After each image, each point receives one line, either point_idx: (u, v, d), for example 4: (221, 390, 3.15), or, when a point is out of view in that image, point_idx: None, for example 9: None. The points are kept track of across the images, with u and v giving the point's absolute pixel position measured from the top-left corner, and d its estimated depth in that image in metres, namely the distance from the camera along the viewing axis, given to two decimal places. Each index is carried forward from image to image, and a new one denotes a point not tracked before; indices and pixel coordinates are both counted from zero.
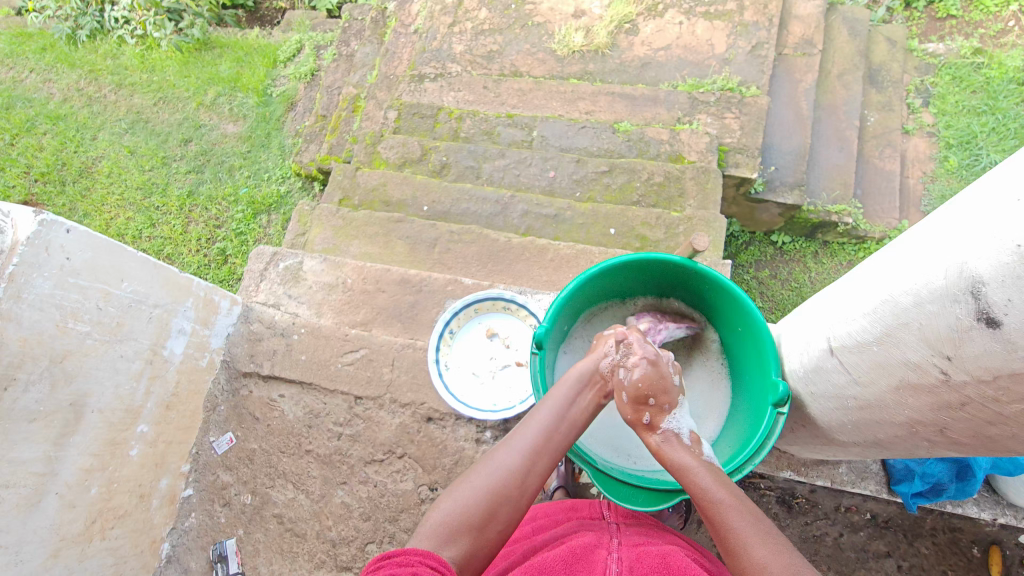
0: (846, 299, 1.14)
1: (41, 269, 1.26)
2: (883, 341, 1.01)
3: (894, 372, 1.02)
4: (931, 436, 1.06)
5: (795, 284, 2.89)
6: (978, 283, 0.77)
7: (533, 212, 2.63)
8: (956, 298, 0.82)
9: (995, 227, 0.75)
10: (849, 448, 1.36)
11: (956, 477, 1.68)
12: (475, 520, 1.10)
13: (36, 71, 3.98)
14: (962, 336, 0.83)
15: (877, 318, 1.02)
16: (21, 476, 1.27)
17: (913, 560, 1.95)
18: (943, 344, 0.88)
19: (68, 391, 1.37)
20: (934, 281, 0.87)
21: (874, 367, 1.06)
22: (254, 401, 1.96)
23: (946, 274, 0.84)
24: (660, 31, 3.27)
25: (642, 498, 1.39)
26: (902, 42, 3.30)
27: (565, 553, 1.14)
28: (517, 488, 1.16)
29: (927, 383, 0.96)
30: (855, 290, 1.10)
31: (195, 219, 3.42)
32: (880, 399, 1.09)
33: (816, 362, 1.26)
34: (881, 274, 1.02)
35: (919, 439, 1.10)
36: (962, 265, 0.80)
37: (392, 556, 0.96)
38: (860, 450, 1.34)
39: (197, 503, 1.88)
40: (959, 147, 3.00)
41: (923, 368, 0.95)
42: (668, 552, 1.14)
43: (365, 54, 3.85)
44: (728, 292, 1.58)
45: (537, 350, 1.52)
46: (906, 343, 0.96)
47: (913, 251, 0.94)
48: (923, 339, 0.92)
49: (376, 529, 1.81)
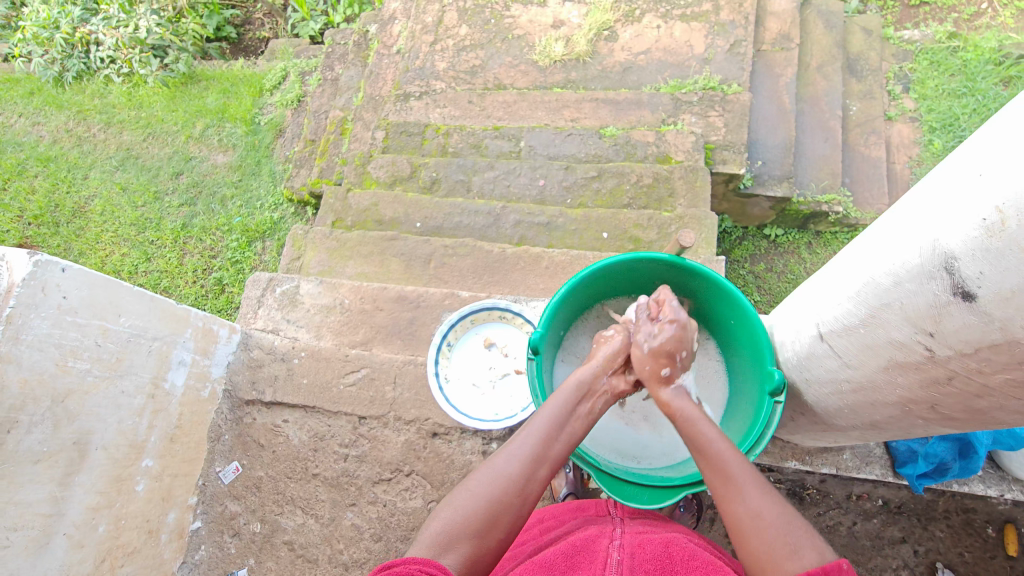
0: (830, 285, 1.15)
1: (39, 309, 1.26)
2: (868, 322, 1.02)
3: (882, 352, 1.02)
4: (925, 415, 1.06)
5: (791, 275, 2.90)
6: (951, 259, 0.79)
7: (526, 221, 2.65)
8: (932, 275, 0.83)
9: (964, 203, 0.76)
10: (851, 434, 1.36)
11: (959, 455, 1.68)
12: (475, 528, 1.10)
13: (25, 115, 4.01)
14: (941, 311, 0.84)
15: (861, 300, 1.02)
16: (28, 519, 1.26)
17: (929, 544, 1.93)
18: (923, 321, 0.88)
19: (71, 430, 1.36)
20: (910, 260, 0.88)
21: (862, 350, 1.07)
22: (258, 428, 1.96)
23: (921, 252, 0.85)
24: (639, 36, 3.32)
25: (646, 497, 1.38)
26: (877, 31, 3.35)
27: (567, 548, 1.15)
28: (517, 494, 1.17)
29: (913, 361, 0.96)
30: (838, 276, 1.12)
31: (190, 251, 3.43)
32: (872, 381, 1.09)
33: (808, 349, 1.26)
34: (861, 257, 1.04)
35: (915, 419, 1.11)
36: (936, 242, 0.82)
37: (397, 565, 0.97)
38: (863, 435, 1.35)
39: (206, 536, 1.85)
40: (941, 130, 3.04)
41: (908, 347, 0.95)
42: (670, 541, 1.15)
43: (349, 77, 3.89)
44: (718, 287, 1.59)
45: (533, 355, 1.54)
46: (890, 323, 0.97)
47: (890, 232, 0.96)
48: (905, 318, 0.93)
49: (388, 549, 1.79)
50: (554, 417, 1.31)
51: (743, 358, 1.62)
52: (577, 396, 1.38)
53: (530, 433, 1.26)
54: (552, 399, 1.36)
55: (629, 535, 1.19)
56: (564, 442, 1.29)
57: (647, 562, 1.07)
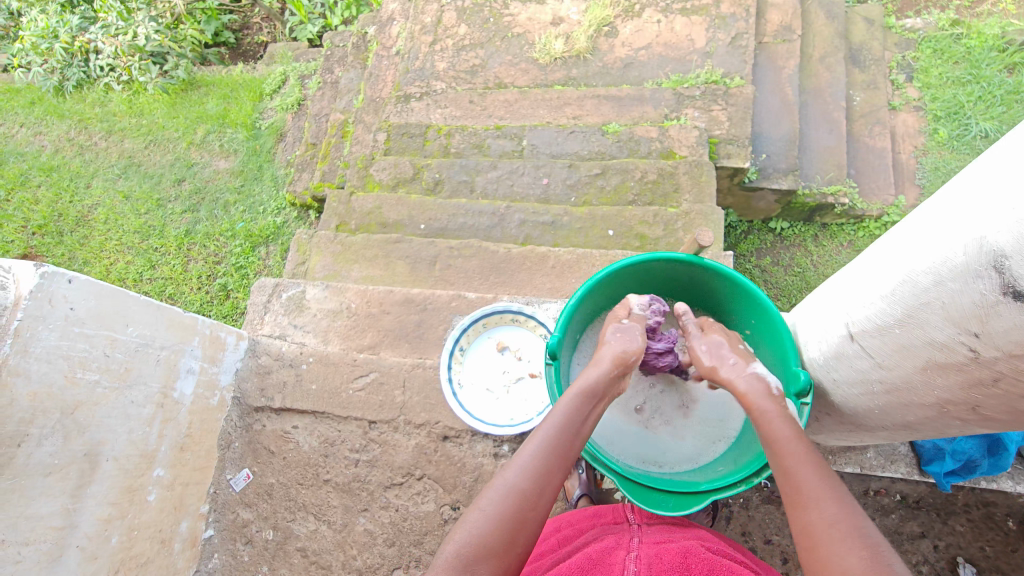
0: (863, 283, 1.13)
1: (46, 321, 1.26)
2: (904, 322, 1.01)
3: (919, 353, 1.01)
4: (963, 416, 1.05)
5: (798, 269, 2.87)
6: (1000, 256, 0.77)
7: (531, 220, 2.63)
8: (978, 274, 0.81)
9: (1013, 197, 0.74)
10: (878, 434, 1.34)
11: (987, 452, 1.67)
12: (495, 548, 1.06)
13: (26, 125, 4.01)
14: (986, 311, 0.82)
15: (897, 299, 1.01)
16: (40, 532, 1.26)
17: (949, 539, 1.92)
18: (968, 322, 0.87)
19: (81, 441, 1.35)
20: (953, 258, 0.87)
21: (897, 350, 1.05)
22: (268, 435, 1.95)
23: (966, 249, 0.83)
24: (639, 32, 3.30)
25: (671, 503, 1.38)
26: (879, 20, 3.32)
27: (584, 559, 1.15)
28: (535, 503, 1.13)
29: (955, 362, 0.94)
30: (872, 273, 1.10)
31: (194, 258, 3.43)
32: (907, 382, 1.08)
33: (837, 349, 1.25)
34: (899, 254, 1.02)
35: (951, 420, 1.09)
36: (982, 239, 0.80)
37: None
38: (890, 435, 1.33)
39: (219, 544, 1.85)
40: (947, 119, 3.01)
41: (949, 348, 0.93)
42: (688, 550, 1.13)
43: (349, 79, 3.87)
44: (740, 286, 1.57)
45: (552, 360, 1.51)
46: (930, 323, 0.95)
47: (929, 229, 0.94)
48: (948, 318, 0.91)
49: (402, 554, 1.79)
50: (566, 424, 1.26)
51: (766, 356, 1.59)
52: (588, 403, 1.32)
53: (542, 440, 1.21)
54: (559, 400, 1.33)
55: (647, 545, 1.19)
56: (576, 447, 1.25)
57: None
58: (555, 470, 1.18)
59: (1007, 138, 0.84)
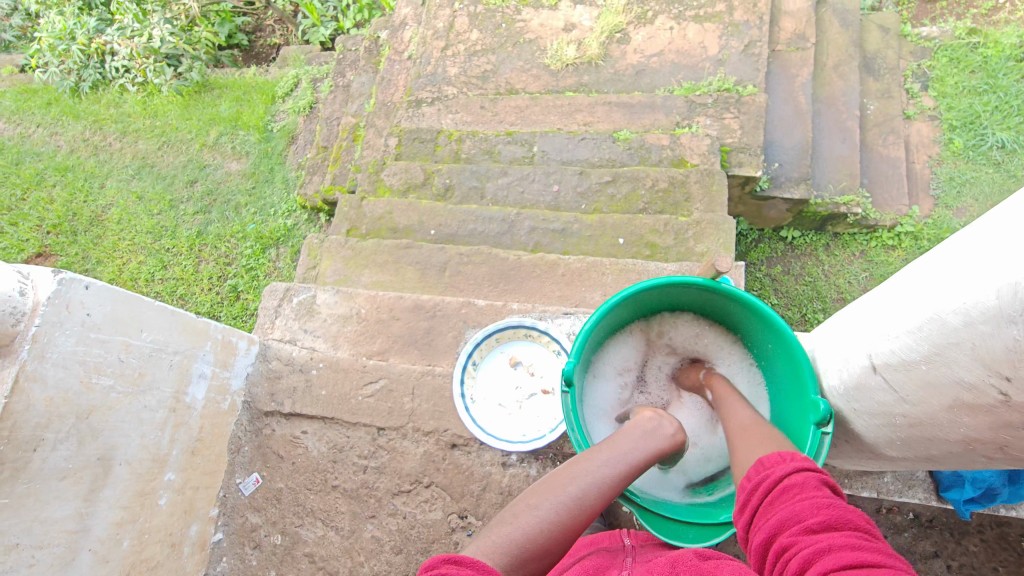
0: (887, 316, 1.12)
1: (63, 326, 1.27)
2: (931, 359, 0.99)
3: (946, 392, 1.00)
4: (990, 453, 1.04)
5: (809, 278, 2.85)
6: None
7: (541, 227, 2.63)
8: (1011, 319, 0.80)
9: None
10: (898, 462, 1.32)
11: (1008, 481, 1.64)
12: None
13: (43, 125, 4.07)
14: (1020, 357, 0.81)
15: (924, 336, 1.00)
16: (54, 536, 1.27)
17: (962, 559, 1.89)
18: (999, 365, 0.86)
19: (95, 446, 1.37)
20: (983, 301, 0.85)
21: (923, 387, 1.04)
22: (278, 440, 1.96)
23: (996, 294, 0.82)
24: (651, 38, 3.29)
25: (692, 534, 1.38)
26: (895, 29, 3.30)
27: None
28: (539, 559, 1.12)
29: (984, 403, 0.93)
30: (897, 307, 1.09)
31: (205, 259, 3.46)
32: (932, 417, 1.06)
33: (858, 380, 1.23)
34: (926, 290, 1.01)
35: (977, 456, 1.08)
36: (1014, 285, 0.78)
37: (466, 562, 0.97)
38: (909, 463, 1.31)
39: (227, 548, 1.86)
40: (963, 129, 2.98)
41: (979, 389, 0.92)
42: (676, 559, 1.13)
43: (361, 83, 3.89)
44: (757, 310, 1.55)
45: (567, 388, 1.51)
46: (958, 362, 0.94)
47: (957, 268, 0.93)
48: (978, 359, 0.90)
49: (408, 562, 1.79)
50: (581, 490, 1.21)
51: (785, 380, 1.57)
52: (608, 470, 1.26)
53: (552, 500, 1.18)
54: (597, 456, 1.28)
55: (639, 564, 1.20)
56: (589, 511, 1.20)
57: None
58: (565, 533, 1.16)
59: None
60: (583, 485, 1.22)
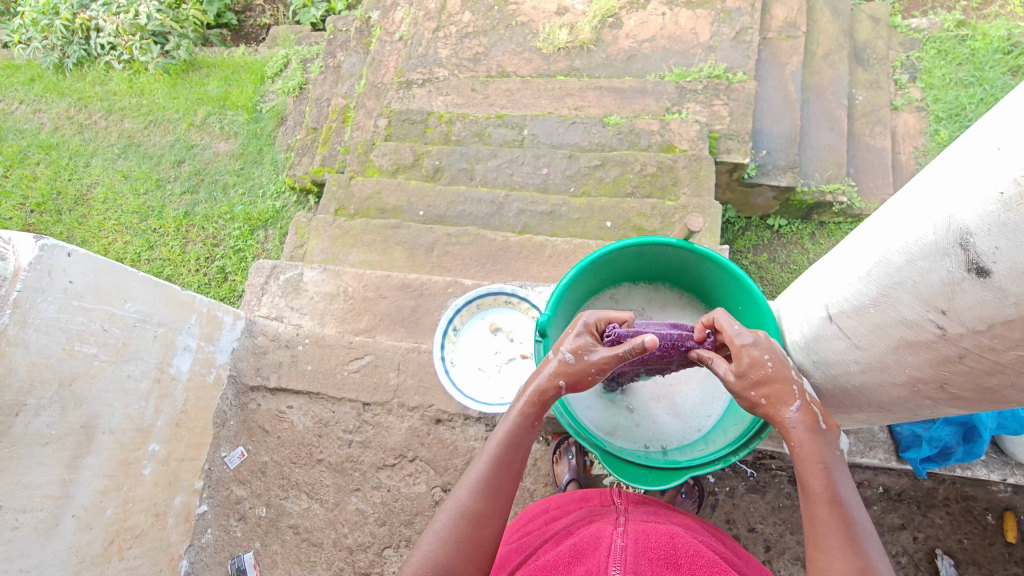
0: (841, 265, 1.16)
1: (45, 293, 1.27)
2: (878, 302, 1.04)
3: (891, 332, 1.04)
4: (933, 395, 1.07)
5: (794, 266, 2.88)
6: (966, 234, 0.80)
7: (529, 210, 2.64)
8: (946, 251, 0.85)
9: (977, 179, 0.78)
10: (856, 416, 1.37)
11: (963, 439, 1.70)
12: None
13: (25, 102, 3.99)
14: (954, 288, 0.85)
15: (872, 280, 1.04)
16: (38, 500, 1.28)
17: (928, 531, 1.95)
18: (937, 299, 0.89)
19: (79, 413, 1.37)
20: (923, 237, 0.90)
21: (872, 329, 1.08)
22: (264, 414, 1.97)
23: (936, 229, 0.86)
24: (644, 24, 3.29)
25: (651, 478, 1.42)
26: (885, 19, 3.32)
27: (571, 541, 1.13)
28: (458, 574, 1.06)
29: (924, 339, 0.97)
30: (849, 256, 1.13)
31: (193, 239, 3.43)
32: (880, 360, 1.11)
33: (816, 331, 1.28)
34: (875, 237, 1.05)
35: (922, 399, 1.11)
36: (950, 218, 0.83)
37: None
38: (867, 417, 1.36)
39: (212, 520, 1.88)
40: (948, 120, 3.00)
41: (919, 325, 0.96)
42: (675, 532, 1.13)
43: (352, 64, 3.86)
44: (729, 272, 1.58)
45: (541, 337, 1.53)
46: (901, 302, 0.98)
47: (902, 210, 0.97)
48: (918, 296, 0.94)
49: (392, 534, 1.82)
50: (484, 497, 1.14)
51: None
52: (504, 470, 1.18)
53: (452, 518, 1.11)
54: (479, 455, 1.20)
55: (633, 522, 1.17)
56: (495, 525, 1.13)
57: (651, 551, 1.06)
58: (472, 554, 1.09)
59: (975, 125, 0.85)
60: (499, 466, 1.18)
